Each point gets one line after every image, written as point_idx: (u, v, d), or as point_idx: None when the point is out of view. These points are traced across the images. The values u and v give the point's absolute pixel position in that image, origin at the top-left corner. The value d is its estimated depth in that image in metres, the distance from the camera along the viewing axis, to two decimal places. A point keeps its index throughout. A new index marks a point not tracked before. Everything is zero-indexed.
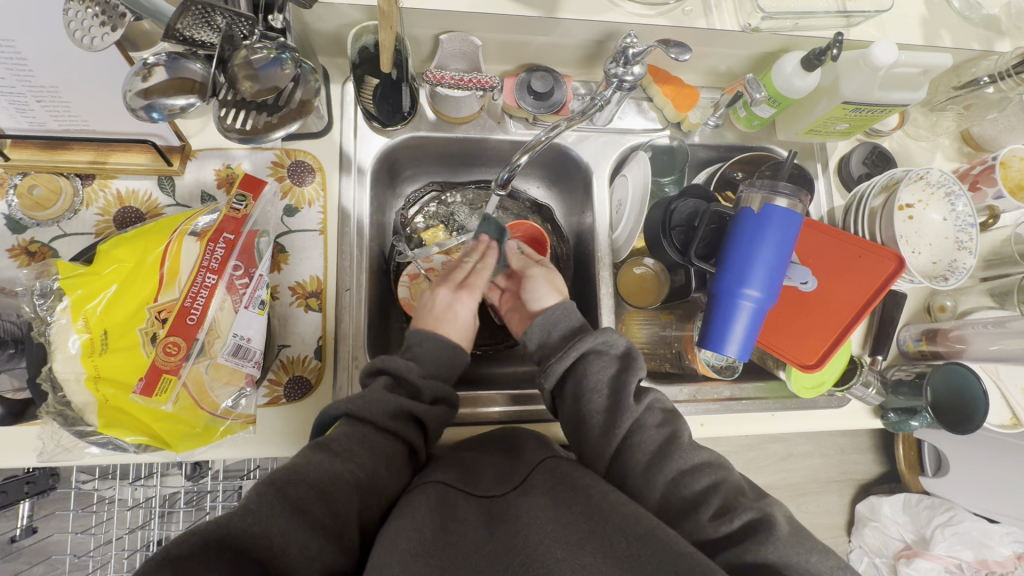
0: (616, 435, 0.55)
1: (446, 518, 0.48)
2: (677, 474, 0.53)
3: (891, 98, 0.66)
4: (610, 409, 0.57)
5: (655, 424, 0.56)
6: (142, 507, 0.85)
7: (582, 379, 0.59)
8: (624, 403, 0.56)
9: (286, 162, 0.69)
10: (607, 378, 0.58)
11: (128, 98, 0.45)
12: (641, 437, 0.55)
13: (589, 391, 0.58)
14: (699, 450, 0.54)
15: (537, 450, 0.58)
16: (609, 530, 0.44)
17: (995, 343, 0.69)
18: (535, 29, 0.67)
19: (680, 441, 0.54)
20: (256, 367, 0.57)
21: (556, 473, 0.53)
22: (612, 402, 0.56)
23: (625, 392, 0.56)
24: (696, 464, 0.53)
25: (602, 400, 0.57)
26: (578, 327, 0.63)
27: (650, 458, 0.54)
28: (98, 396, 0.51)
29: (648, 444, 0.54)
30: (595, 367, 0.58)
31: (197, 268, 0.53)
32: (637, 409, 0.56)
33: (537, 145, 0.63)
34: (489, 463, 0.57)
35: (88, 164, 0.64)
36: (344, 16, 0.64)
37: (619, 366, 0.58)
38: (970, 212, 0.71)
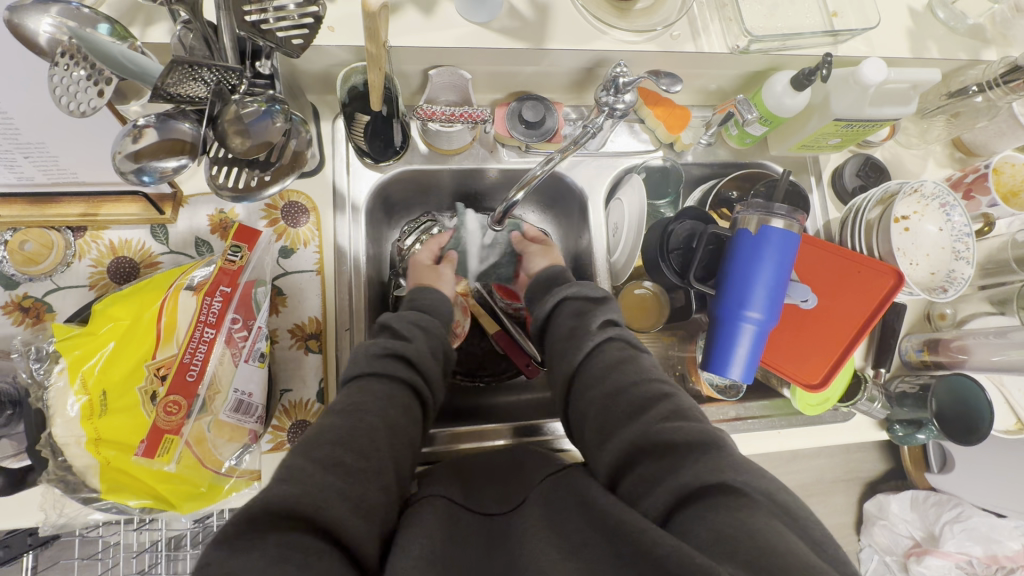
0: (576, 355, 0.58)
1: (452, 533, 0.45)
2: (629, 388, 0.53)
3: (882, 114, 0.67)
4: (574, 330, 0.60)
5: (617, 350, 0.57)
6: (149, 551, 0.84)
7: (558, 315, 0.64)
8: (584, 330, 0.60)
9: (280, 204, 0.68)
10: (576, 309, 0.63)
11: (118, 161, 0.45)
12: (599, 361, 0.57)
13: (563, 325, 0.62)
14: (654, 372, 0.55)
15: (536, 469, 0.56)
16: (598, 544, 0.42)
17: (997, 353, 0.70)
18: (524, 59, 0.67)
19: (637, 364, 0.55)
20: (258, 422, 0.56)
21: (553, 490, 0.50)
22: (577, 324, 0.61)
23: (591, 315, 0.60)
24: (652, 380, 0.53)
25: (569, 325, 0.62)
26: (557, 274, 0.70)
27: (606, 369, 0.55)
28: (99, 459, 0.50)
29: (607, 360, 0.56)
30: (566, 306, 0.64)
31: (194, 323, 0.53)
32: (596, 334, 0.59)
33: (532, 180, 0.64)
34: (488, 480, 0.55)
35: (79, 217, 0.63)
36: (333, 56, 0.64)
37: (591, 297, 0.63)
38: (966, 222, 0.71)
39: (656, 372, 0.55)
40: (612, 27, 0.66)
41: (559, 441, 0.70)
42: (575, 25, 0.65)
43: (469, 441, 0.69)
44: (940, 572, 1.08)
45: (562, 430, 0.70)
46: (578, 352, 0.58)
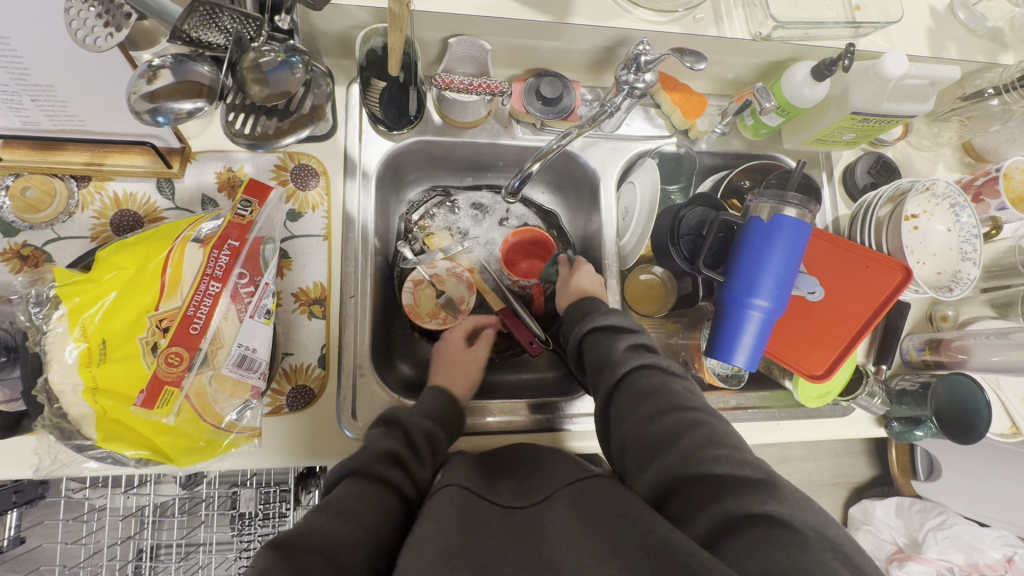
0: (607, 382, 0.57)
1: (473, 521, 0.45)
2: (661, 414, 0.52)
3: (899, 109, 0.67)
4: (602, 361, 0.59)
5: (648, 378, 0.55)
6: (135, 515, 0.83)
7: (587, 346, 0.62)
8: (613, 357, 0.58)
9: (289, 165, 0.68)
10: (603, 336, 0.61)
11: (133, 102, 0.44)
12: (630, 387, 0.56)
13: (593, 353, 0.61)
14: (693, 402, 0.53)
15: (556, 469, 0.55)
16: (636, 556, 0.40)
17: (996, 354, 0.70)
18: (546, 33, 0.66)
19: (671, 391, 0.54)
20: (261, 378, 0.56)
21: (585, 494, 0.49)
22: (603, 355, 0.59)
23: (617, 345, 0.59)
24: (683, 411, 0.51)
25: (598, 353, 0.60)
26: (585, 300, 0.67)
27: (636, 398, 0.54)
28: (96, 408, 0.49)
29: (637, 390, 0.55)
30: (594, 333, 0.62)
31: (200, 275, 0.52)
32: (625, 360, 0.57)
33: (549, 153, 0.63)
34: (508, 477, 0.55)
35: (84, 165, 0.61)
36: (353, 18, 0.63)
37: (614, 327, 0.61)
38: (974, 223, 0.71)
39: (696, 404, 0.53)
40: (635, 6, 0.65)
41: (562, 421, 0.69)
42: (599, 2, 0.65)
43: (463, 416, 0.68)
44: None
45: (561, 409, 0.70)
46: (608, 379, 0.57)
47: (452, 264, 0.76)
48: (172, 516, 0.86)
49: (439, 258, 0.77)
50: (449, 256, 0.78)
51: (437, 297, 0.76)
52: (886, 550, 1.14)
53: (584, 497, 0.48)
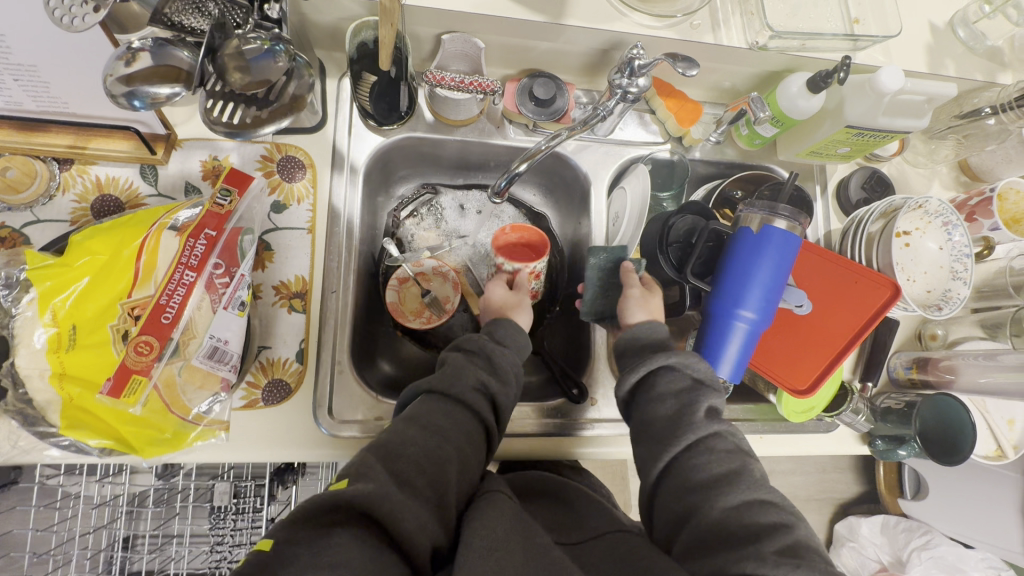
0: (679, 444, 0.54)
1: (520, 523, 0.49)
2: (740, 504, 0.49)
3: (895, 125, 0.66)
4: (676, 416, 0.55)
5: (724, 450, 0.53)
6: (109, 505, 0.82)
7: (651, 392, 0.58)
8: (690, 417, 0.54)
9: (276, 156, 0.67)
10: (675, 388, 0.57)
11: (109, 83, 0.43)
12: (707, 458, 0.52)
13: (662, 404, 0.56)
14: (769, 490, 0.50)
15: (593, 517, 0.56)
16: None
17: (984, 376, 0.69)
18: (541, 34, 0.66)
19: (749, 475, 0.51)
20: (232, 371, 0.54)
21: (616, 546, 0.51)
22: (677, 412, 0.55)
23: (696, 404, 0.55)
24: (762, 501, 0.49)
25: (671, 405, 0.56)
26: (659, 338, 0.63)
27: (711, 476, 0.51)
28: (61, 394, 0.48)
29: (714, 464, 0.52)
30: (665, 379, 0.58)
31: (175, 264, 0.51)
32: (704, 426, 0.54)
33: (537, 154, 0.62)
34: (544, 509, 0.58)
35: (66, 148, 0.61)
36: (344, 10, 0.62)
37: (690, 381, 0.58)
38: (967, 242, 0.71)
39: (768, 492, 0.50)
40: (632, 10, 0.65)
41: (542, 427, 0.69)
42: (595, 4, 0.64)
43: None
44: None
45: (542, 414, 0.69)
46: (681, 440, 0.54)
47: (439, 263, 0.76)
48: (147, 507, 0.85)
49: (428, 259, 0.76)
50: (437, 256, 0.78)
51: (422, 295, 0.75)
52: (870, 568, 1.13)
53: (611, 548, 0.51)
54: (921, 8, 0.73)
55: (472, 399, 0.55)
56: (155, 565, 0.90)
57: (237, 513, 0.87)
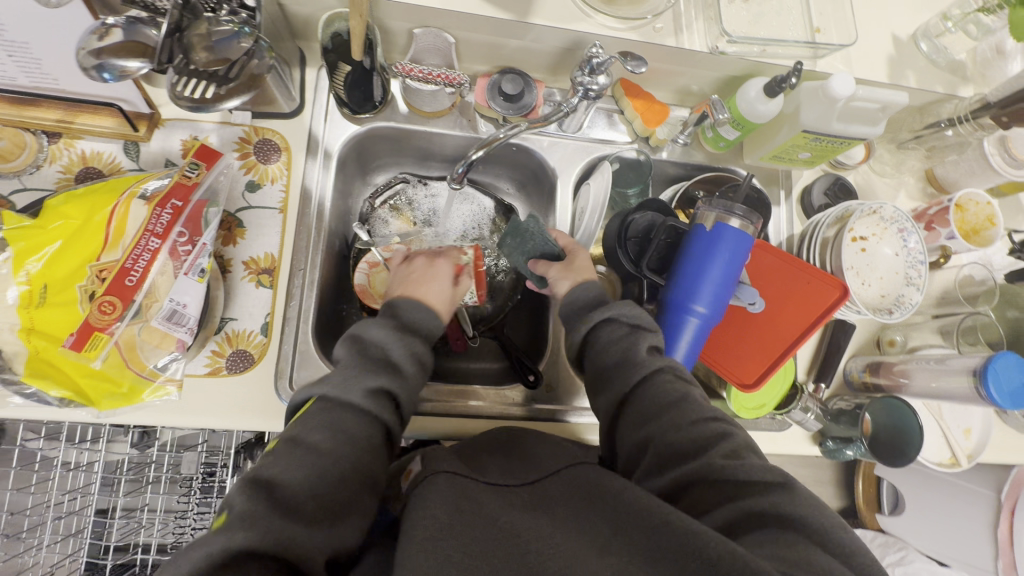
0: (626, 381, 0.57)
1: (462, 502, 0.48)
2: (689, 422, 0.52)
3: (849, 131, 0.68)
4: (622, 358, 0.58)
5: (669, 380, 0.56)
6: (83, 471, 0.85)
7: (599, 338, 0.61)
8: (634, 357, 0.57)
9: (254, 139, 0.70)
10: (618, 332, 0.60)
11: (80, 56, 0.46)
12: (653, 391, 0.55)
13: (607, 352, 0.60)
14: (713, 410, 0.54)
15: (548, 455, 0.58)
16: (627, 526, 0.45)
17: (936, 381, 0.70)
18: (510, 32, 0.69)
19: (692, 399, 0.54)
20: (189, 334, 0.57)
21: (575, 479, 0.53)
22: (623, 354, 0.58)
23: (637, 345, 0.58)
24: (708, 419, 0.52)
25: (618, 349, 0.59)
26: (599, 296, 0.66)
27: (660, 404, 0.54)
28: (29, 347, 0.52)
29: (661, 394, 0.54)
30: (607, 331, 0.61)
31: (142, 231, 0.54)
32: (647, 362, 0.57)
33: (494, 142, 0.64)
34: (498, 454, 0.59)
35: (55, 122, 0.64)
36: (320, 1, 0.65)
37: (631, 325, 0.61)
38: (921, 249, 0.73)
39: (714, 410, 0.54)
40: (596, 11, 0.67)
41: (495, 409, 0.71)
42: (561, 5, 0.67)
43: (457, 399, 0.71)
44: None
45: (497, 397, 0.72)
46: (628, 379, 0.57)
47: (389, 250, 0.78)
48: (120, 475, 0.88)
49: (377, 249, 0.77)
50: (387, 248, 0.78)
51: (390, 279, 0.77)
52: None
53: (569, 482, 0.53)
54: (885, 21, 0.75)
55: (371, 407, 0.51)
56: (127, 533, 0.93)
57: (206, 486, 0.89)
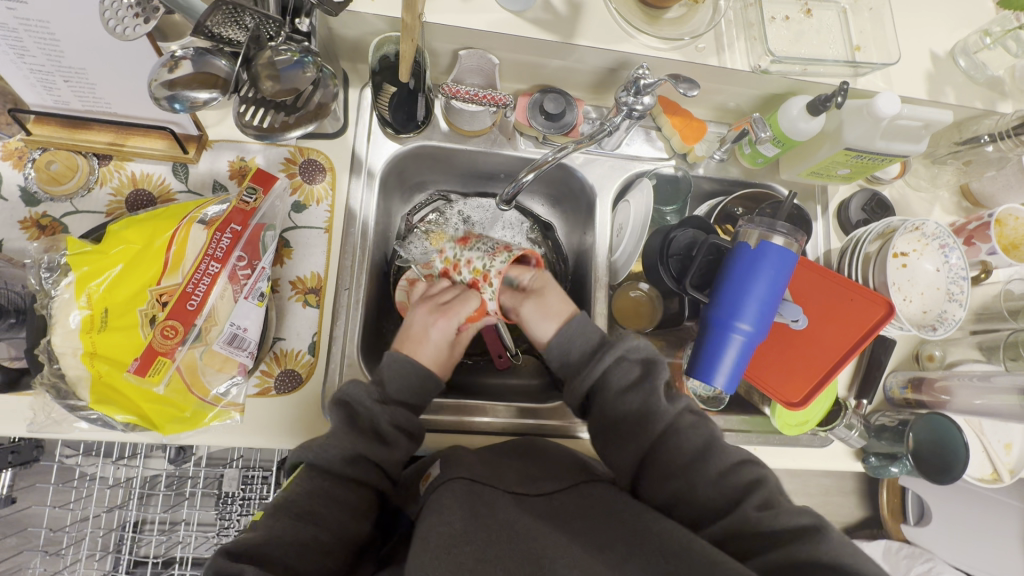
0: (649, 435, 0.56)
1: (479, 509, 0.49)
2: (721, 474, 0.54)
3: (892, 149, 0.68)
4: (642, 412, 0.57)
5: (689, 427, 0.57)
6: (122, 486, 0.86)
7: (607, 391, 0.58)
8: (657, 406, 0.57)
9: (299, 159, 0.71)
10: (629, 381, 0.58)
11: (153, 88, 0.48)
12: (677, 442, 0.56)
13: (622, 411, 0.58)
14: (735, 449, 0.56)
15: (567, 471, 0.59)
16: (645, 550, 0.46)
17: (980, 397, 0.70)
18: (553, 53, 0.69)
19: (716, 446, 0.55)
20: (249, 357, 0.58)
21: (586, 499, 0.54)
22: (644, 406, 0.57)
23: (656, 395, 0.57)
24: (738, 461, 0.55)
25: (636, 403, 0.57)
26: (597, 342, 0.62)
27: (689, 458, 0.55)
28: (92, 371, 0.52)
29: (682, 450, 0.55)
30: (615, 375, 0.58)
31: (202, 256, 0.55)
32: (669, 411, 0.57)
33: (544, 164, 0.66)
34: (518, 461, 0.59)
35: (107, 145, 0.65)
36: (369, 25, 0.66)
37: (643, 371, 0.59)
38: (963, 265, 0.73)
39: (740, 449, 0.56)
40: (640, 32, 0.68)
41: (537, 426, 0.71)
42: (605, 26, 0.68)
43: (460, 414, 0.70)
44: None
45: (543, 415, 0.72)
46: (651, 432, 0.56)
47: (472, 262, 0.68)
48: (157, 490, 0.89)
49: (457, 251, 0.70)
50: (456, 259, 0.69)
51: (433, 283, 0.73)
52: None
53: (585, 503, 0.54)
54: (924, 37, 0.75)
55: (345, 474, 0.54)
56: (162, 547, 0.93)
57: (243, 500, 0.90)
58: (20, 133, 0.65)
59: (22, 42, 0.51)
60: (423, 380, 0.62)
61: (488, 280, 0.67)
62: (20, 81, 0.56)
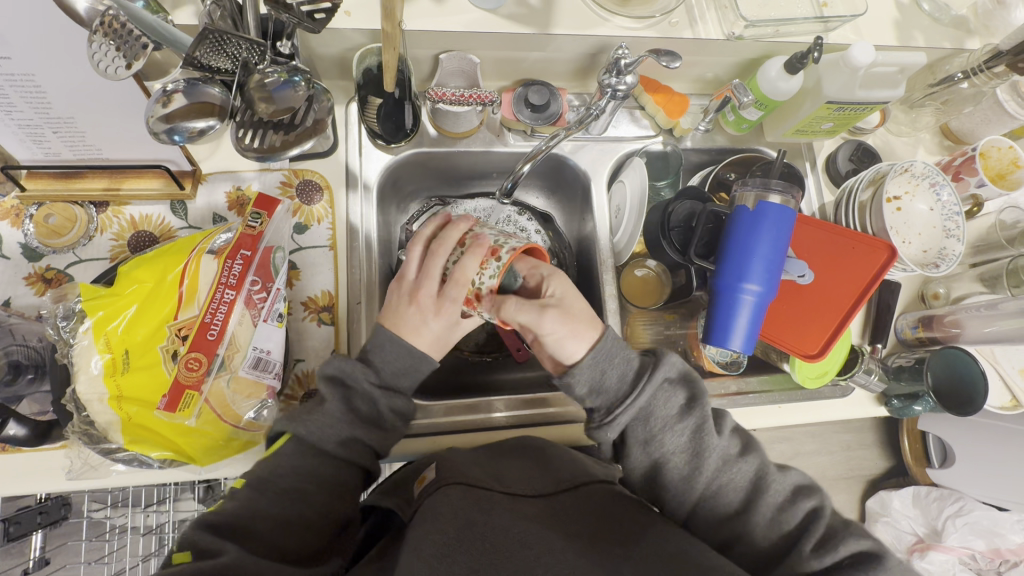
0: (693, 479, 0.55)
1: (478, 510, 0.50)
2: (762, 497, 0.55)
3: (871, 96, 0.69)
4: (693, 447, 0.55)
5: (739, 460, 0.56)
6: (154, 534, 0.86)
7: (653, 433, 0.56)
8: (703, 445, 0.55)
9: (295, 182, 0.71)
10: (675, 411, 0.56)
11: (152, 124, 0.50)
12: (729, 484, 0.55)
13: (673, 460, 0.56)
14: (786, 476, 0.56)
15: (568, 468, 0.59)
16: (642, 552, 0.47)
17: (989, 325, 0.72)
18: (530, 45, 0.71)
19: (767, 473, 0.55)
20: (276, 379, 0.58)
21: (585, 499, 0.54)
22: (683, 457, 0.55)
23: (704, 428, 0.55)
24: (790, 494, 0.55)
25: (684, 437, 0.56)
26: (636, 367, 0.57)
27: (744, 498, 0.55)
28: (121, 414, 0.52)
29: (732, 492, 0.55)
30: (657, 407, 0.56)
31: (216, 285, 0.55)
32: (718, 445, 0.55)
33: (538, 155, 0.69)
34: (517, 462, 0.60)
35: (102, 192, 0.65)
36: (349, 40, 0.67)
37: (688, 396, 0.57)
38: (955, 201, 0.74)
39: (789, 475, 0.56)
40: (613, 14, 0.69)
41: (552, 413, 0.71)
42: (579, 12, 0.69)
43: (471, 413, 0.70)
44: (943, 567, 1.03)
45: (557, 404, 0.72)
46: (704, 469, 0.55)
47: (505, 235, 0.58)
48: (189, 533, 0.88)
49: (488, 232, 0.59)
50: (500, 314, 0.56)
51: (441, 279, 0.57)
52: (906, 541, 1.06)
53: (585, 503, 0.54)
54: None
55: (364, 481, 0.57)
56: None
57: None
58: (15, 191, 0.65)
59: (10, 99, 0.51)
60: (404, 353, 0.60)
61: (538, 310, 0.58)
62: (10, 138, 0.56)
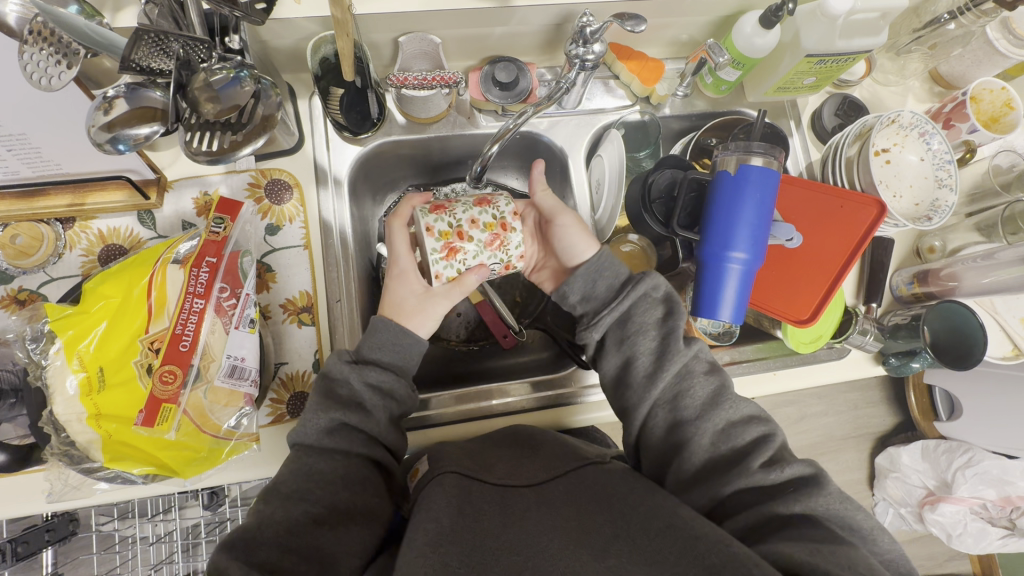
0: (661, 381, 0.58)
1: (470, 508, 0.49)
2: (728, 425, 0.56)
3: (853, 47, 0.65)
4: (658, 353, 0.59)
5: (703, 372, 0.59)
6: (164, 541, 0.86)
7: (628, 326, 0.61)
8: (672, 345, 0.59)
9: (262, 182, 0.69)
10: (652, 320, 0.61)
11: (93, 133, 0.48)
12: (693, 387, 0.58)
13: (643, 359, 0.59)
14: (745, 405, 0.57)
15: (561, 453, 0.58)
16: (631, 531, 0.46)
17: (987, 276, 0.70)
18: (492, 20, 0.68)
19: (728, 393, 0.57)
20: (253, 386, 0.57)
21: (578, 485, 0.53)
22: (659, 347, 0.59)
23: (674, 335, 0.59)
24: (747, 417, 0.56)
25: (651, 344, 0.60)
26: (625, 279, 0.64)
27: (705, 406, 0.57)
28: (100, 433, 0.51)
29: (698, 399, 0.57)
30: (640, 309, 0.61)
31: (183, 294, 0.54)
32: (686, 352, 0.58)
33: (506, 134, 0.65)
34: (508, 452, 0.58)
35: (67, 208, 0.64)
36: (301, 30, 0.64)
37: (665, 310, 0.61)
38: (947, 149, 0.71)
39: (748, 403, 0.57)
40: None
41: (553, 396, 0.70)
42: None
43: (481, 401, 0.69)
44: (953, 517, 1.03)
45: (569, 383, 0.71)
46: (666, 373, 0.58)
47: (476, 216, 0.58)
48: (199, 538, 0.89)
49: (474, 248, 0.58)
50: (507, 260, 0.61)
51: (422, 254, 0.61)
52: (917, 494, 1.06)
53: (577, 485, 0.52)
54: None
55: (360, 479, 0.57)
56: None
57: None
58: None
59: None
60: (397, 333, 0.60)
61: (509, 228, 0.59)
62: None
